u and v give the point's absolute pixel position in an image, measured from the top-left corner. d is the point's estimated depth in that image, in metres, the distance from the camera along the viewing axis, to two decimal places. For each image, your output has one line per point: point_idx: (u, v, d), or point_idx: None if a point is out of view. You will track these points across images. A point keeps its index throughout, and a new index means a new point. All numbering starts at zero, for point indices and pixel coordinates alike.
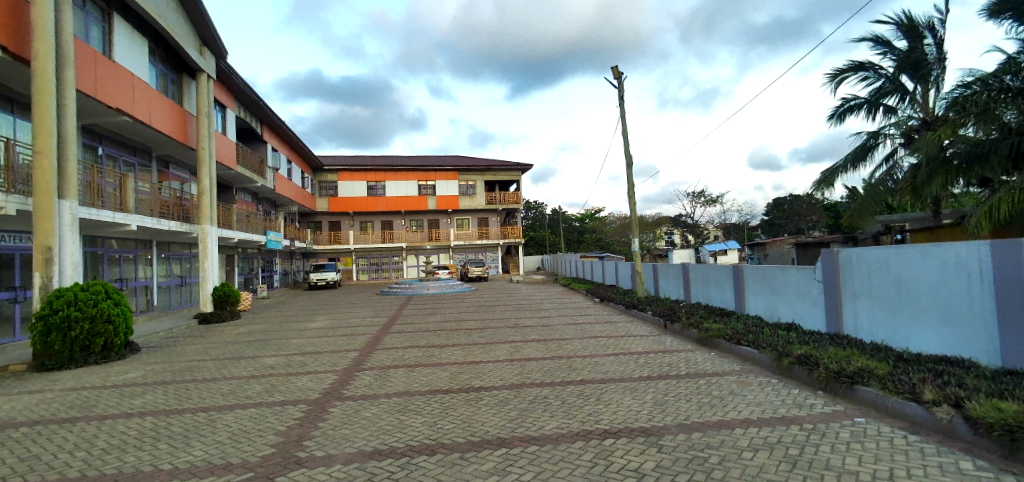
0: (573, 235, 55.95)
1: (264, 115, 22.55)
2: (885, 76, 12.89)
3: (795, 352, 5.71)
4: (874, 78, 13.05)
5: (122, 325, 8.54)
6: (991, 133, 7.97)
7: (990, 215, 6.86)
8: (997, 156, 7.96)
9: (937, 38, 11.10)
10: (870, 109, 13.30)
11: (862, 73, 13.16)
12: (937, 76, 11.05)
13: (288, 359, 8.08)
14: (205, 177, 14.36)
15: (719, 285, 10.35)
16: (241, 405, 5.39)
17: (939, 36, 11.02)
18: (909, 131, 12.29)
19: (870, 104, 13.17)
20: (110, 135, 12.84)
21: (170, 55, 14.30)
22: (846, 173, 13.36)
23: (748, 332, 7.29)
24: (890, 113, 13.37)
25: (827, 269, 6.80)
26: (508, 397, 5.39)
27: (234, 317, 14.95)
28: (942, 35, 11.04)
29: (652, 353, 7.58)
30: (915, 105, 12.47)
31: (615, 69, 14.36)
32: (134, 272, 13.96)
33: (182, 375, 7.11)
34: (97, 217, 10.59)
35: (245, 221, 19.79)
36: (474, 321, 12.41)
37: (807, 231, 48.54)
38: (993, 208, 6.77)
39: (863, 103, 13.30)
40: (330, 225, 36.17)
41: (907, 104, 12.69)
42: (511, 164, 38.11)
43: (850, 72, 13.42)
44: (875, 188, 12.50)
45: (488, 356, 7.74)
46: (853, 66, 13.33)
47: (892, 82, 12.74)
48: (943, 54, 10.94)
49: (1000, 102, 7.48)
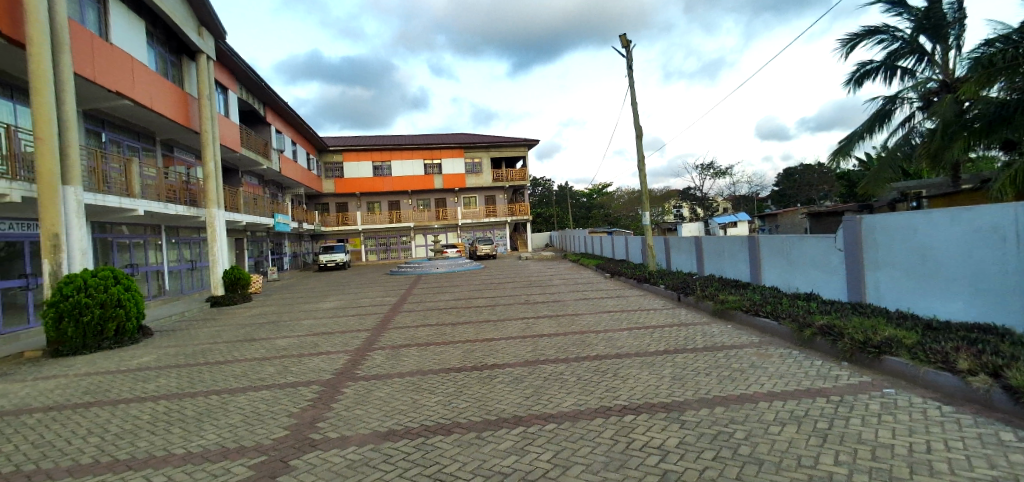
0: (580, 210, 55.56)
1: (266, 97, 22.25)
2: (902, 37, 12.34)
3: (817, 322, 5.54)
4: (890, 40, 12.51)
5: (134, 310, 8.55)
6: (1016, 93, 7.59)
7: (1014, 178, 6.56)
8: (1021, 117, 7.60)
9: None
10: (886, 73, 12.79)
11: (878, 36, 12.62)
12: (957, 36, 10.52)
13: (300, 340, 8.06)
14: (210, 160, 14.24)
15: (733, 257, 10.14)
16: (254, 387, 5.36)
17: None
18: (928, 94, 11.83)
19: (886, 68, 12.66)
20: (112, 119, 12.69)
21: (168, 36, 14.01)
22: (863, 140, 12.95)
23: (765, 303, 7.12)
24: (908, 77, 12.84)
25: (849, 237, 6.55)
26: (523, 375, 5.29)
27: (245, 300, 15.02)
28: None
29: (666, 326, 7.45)
30: (934, 67, 11.95)
31: (624, 37, 13.88)
32: (145, 258, 14.00)
33: (196, 358, 7.11)
34: (103, 203, 10.53)
35: (252, 204, 19.73)
36: (485, 299, 12.35)
37: (819, 201, 47.84)
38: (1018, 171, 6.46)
39: (879, 66, 12.79)
40: (337, 207, 36.13)
41: (925, 66, 12.19)
42: (517, 140, 37.59)
43: (865, 36, 12.88)
44: (891, 153, 12.11)
45: (500, 333, 7.66)
46: (868, 29, 12.77)
47: (909, 44, 12.20)
48: (962, 12, 10.40)
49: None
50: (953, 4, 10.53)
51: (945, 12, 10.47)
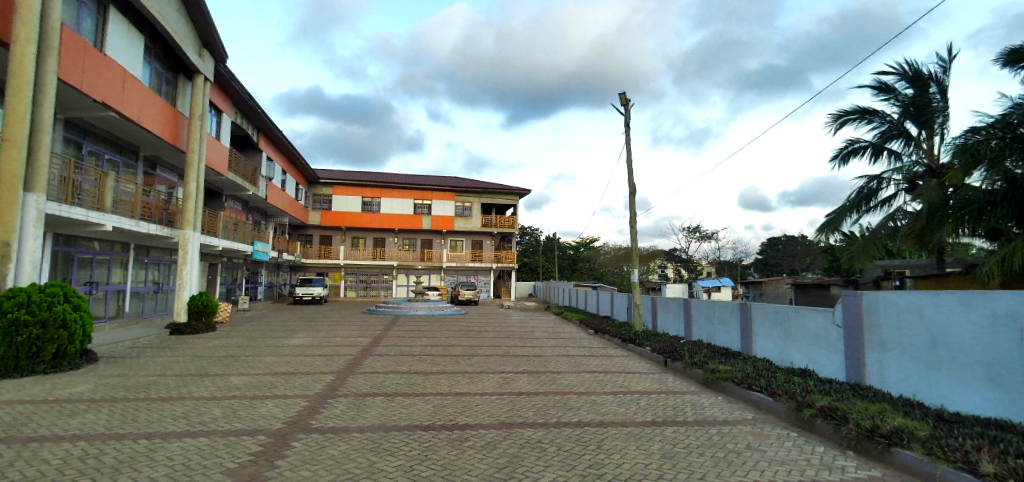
0: (566, 262, 55.45)
1: (261, 123, 22.13)
2: (889, 120, 12.72)
3: (818, 403, 5.16)
4: (879, 123, 12.86)
5: (79, 332, 7.82)
6: (1000, 182, 7.63)
7: (1004, 264, 6.42)
8: (1004, 206, 7.60)
9: (941, 86, 10.93)
10: (874, 153, 13.07)
11: (867, 117, 13.00)
12: (942, 123, 10.82)
13: (257, 379, 7.40)
14: (192, 180, 13.82)
15: (724, 323, 9.79)
16: (193, 433, 4.71)
17: (944, 84, 10.86)
18: (913, 177, 12.02)
19: (874, 149, 12.94)
20: (96, 131, 12.32)
21: (168, 54, 13.92)
22: (850, 216, 13.03)
23: (759, 376, 6.73)
24: (894, 159, 13.15)
25: (849, 312, 6.30)
26: (497, 440, 4.75)
27: (209, 329, 14.09)
28: (947, 83, 10.88)
29: (654, 393, 6.98)
30: (919, 151, 12.25)
31: (623, 96, 14.13)
32: (106, 276, 13.20)
33: (137, 392, 6.39)
34: (68, 215, 9.93)
35: (231, 229, 19.11)
36: (462, 347, 11.77)
37: (801, 272, 48.39)
38: (1008, 258, 6.33)
39: (867, 146, 13.07)
40: (321, 239, 35.49)
41: (911, 149, 12.49)
42: (509, 188, 37.84)
43: (854, 116, 13.27)
44: (876, 231, 12.14)
45: (476, 388, 7.11)
46: (858, 110, 13.18)
47: (897, 128, 12.56)
48: (947, 102, 10.76)
49: (1013, 151, 7.11)
50: (938, 94, 10.92)
51: (932, 100, 10.82)
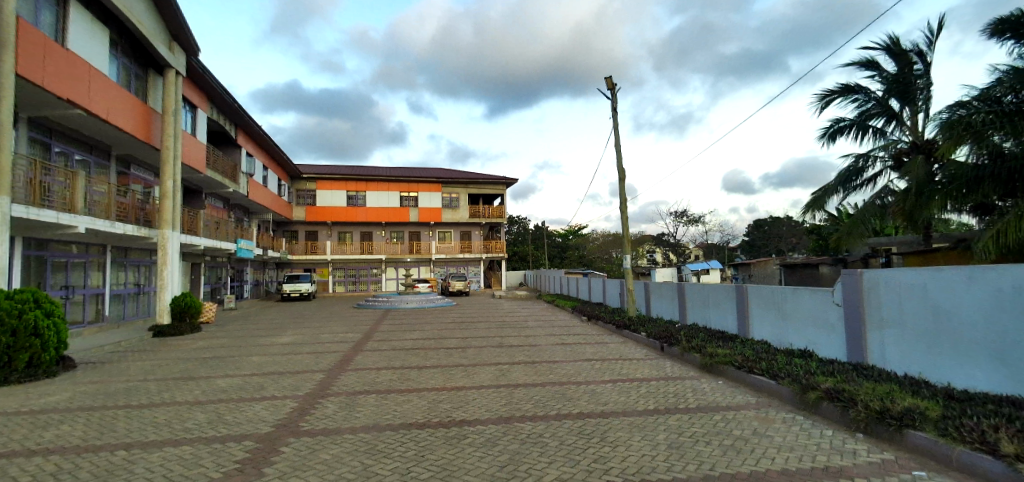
0: (555, 250, 55.36)
1: (239, 117, 21.51)
2: (874, 98, 12.67)
3: (823, 385, 5.07)
4: (863, 100, 12.79)
5: (53, 339, 7.45)
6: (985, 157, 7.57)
7: (997, 239, 6.32)
8: (989, 180, 7.53)
9: (925, 62, 10.83)
10: (859, 132, 13.03)
11: (851, 95, 12.94)
12: (926, 100, 10.73)
13: (244, 381, 7.13)
14: (168, 178, 13.39)
15: (719, 307, 9.69)
16: (175, 442, 4.45)
17: (928, 59, 10.77)
18: (899, 154, 11.90)
19: (857, 127, 12.90)
20: (63, 130, 11.78)
21: (135, 47, 13.32)
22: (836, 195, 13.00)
23: (760, 359, 6.63)
24: (879, 136, 13.13)
25: (849, 291, 6.21)
26: (497, 436, 4.56)
27: (194, 330, 13.68)
28: (930, 58, 10.80)
29: (654, 380, 6.86)
30: (904, 128, 12.24)
31: (610, 79, 13.87)
32: (83, 279, 12.71)
33: (117, 399, 6.09)
34: (36, 217, 9.47)
35: (213, 227, 18.60)
36: (455, 339, 11.57)
37: (788, 253, 48.89)
38: (1000, 233, 6.24)
39: (852, 125, 13.02)
40: (307, 235, 34.91)
41: (895, 126, 12.48)
42: (496, 177, 37.51)
43: (839, 94, 13.20)
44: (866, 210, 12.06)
45: (472, 381, 6.92)
46: (842, 88, 13.11)
47: (880, 106, 12.52)
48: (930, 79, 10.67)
49: (1000, 124, 7.01)
50: (921, 71, 10.83)
51: (915, 76, 10.73)
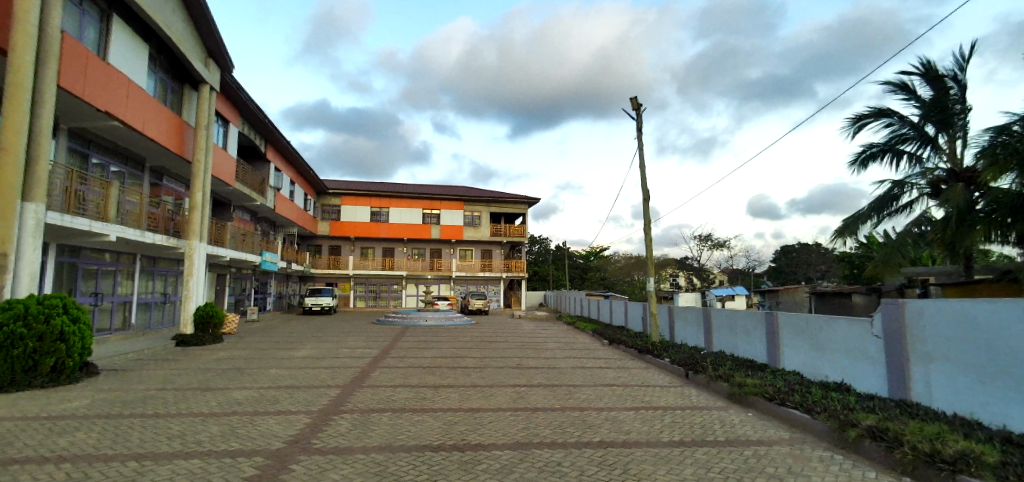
0: (575, 271, 54.85)
1: (269, 133, 22.13)
2: (908, 122, 12.23)
3: (864, 422, 4.73)
4: (897, 124, 12.37)
5: (78, 345, 7.57)
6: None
7: None
8: None
9: (961, 87, 10.37)
10: (892, 157, 12.57)
11: (884, 119, 12.53)
12: (963, 127, 10.25)
13: (260, 393, 7.08)
14: (198, 190, 13.81)
15: (747, 335, 9.30)
16: (185, 455, 4.37)
17: (964, 84, 10.32)
18: (936, 181, 11.12)
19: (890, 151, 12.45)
20: (101, 141, 12.25)
21: (172, 63, 13.87)
22: (869, 222, 12.49)
23: (793, 391, 6.28)
24: (914, 162, 12.63)
25: (889, 322, 5.86)
26: (512, 463, 4.35)
27: (215, 341, 13.84)
28: (967, 83, 10.34)
29: (678, 409, 6.55)
30: (941, 154, 11.76)
31: (635, 99, 13.79)
32: (112, 287, 13.03)
33: (133, 408, 6.09)
34: (70, 225, 9.76)
35: (240, 240, 18.98)
36: (473, 358, 11.39)
37: (817, 280, 47.37)
38: None
39: (885, 150, 12.58)
40: (330, 249, 35.42)
41: (931, 152, 12.00)
42: (518, 196, 37.59)
43: (871, 118, 12.82)
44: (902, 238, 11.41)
45: (488, 403, 6.73)
46: (875, 111, 12.72)
47: (915, 130, 12.07)
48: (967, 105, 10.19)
49: None
50: (958, 96, 10.36)
51: (951, 103, 10.26)
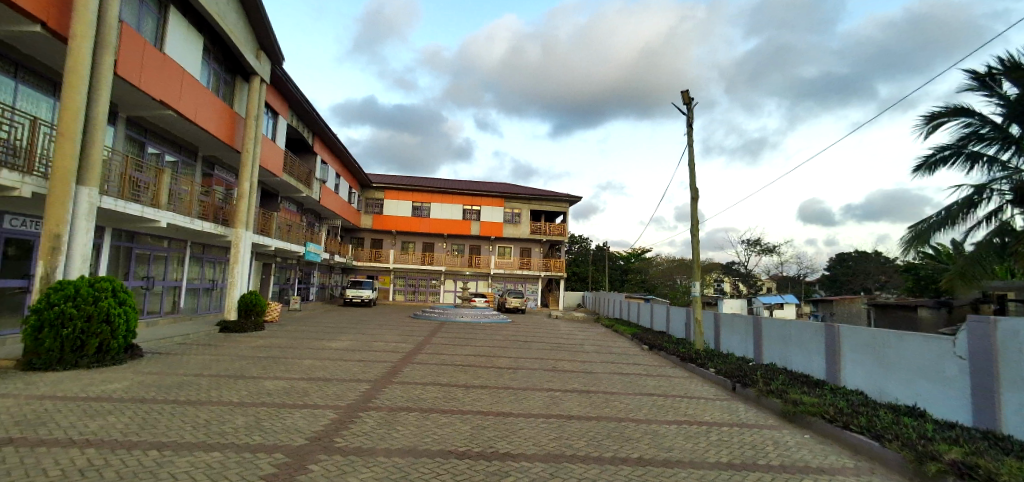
0: (615, 273, 53.72)
1: (316, 127, 22.60)
2: (990, 122, 11.01)
3: (948, 456, 4.09)
4: (976, 125, 11.17)
5: (122, 327, 7.81)
6: None
7: None
8: None
9: None
10: (968, 161, 11.35)
11: (962, 118, 11.37)
12: None
13: (291, 385, 7.05)
14: (245, 180, 14.14)
15: (803, 348, 8.56)
16: (206, 446, 4.29)
17: None
18: (1021, 187, 9.60)
19: (965, 155, 11.24)
20: (156, 131, 12.75)
21: (227, 56, 14.34)
22: (942, 231, 11.28)
23: (858, 413, 5.63)
24: (996, 166, 11.34)
25: (976, 340, 5.12)
26: (540, 477, 4.01)
27: (257, 328, 14.17)
28: None
29: (725, 425, 6.03)
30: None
31: (686, 94, 13.09)
32: (163, 272, 13.56)
33: (168, 393, 6.16)
34: (123, 210, 10.11)
35: (285, 231, 19.47)
36: (507, 358, 11.13)
37: (875, 291, 44.42)
38: None
39: (959, 153, 11.37)
40: (372, 243, 36.09)
41: (1015, 155, 10.74)
42: (559, 195, 37.07)
43: (945, 117, 11.67)
44: (982, 249, 9.95)
45: (520, 407, 6.42)
46: (950, 110, 11.56)
47: (998, 131, 10.83)
48: None
49: None
50: None
51: None
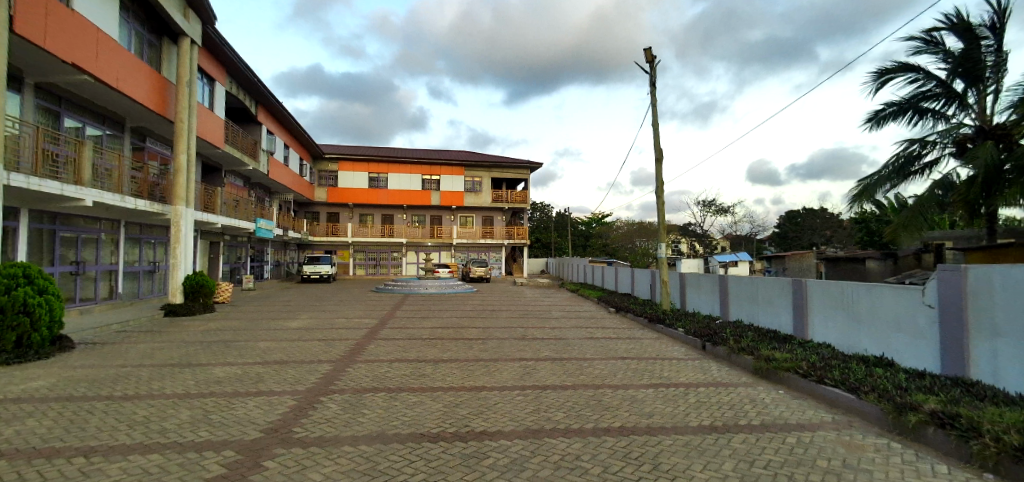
0: (578, 238, 54.13)
1: (259, 93, 21.00)
2: (936, 77, 11.22)
3: (928, 406, 4.11)
4: (923, 81, 11.37)
5: (44, 318, 6.94)
6: None
7: None
8: None
9: (998, 35, 8.92)
10: (914, 116, 11.61)
11: (910, 74, 11.55)
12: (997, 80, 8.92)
13: (244, 371, 6.49)
14: (182, 152, 12.94)
15: (770, 305, 8.68)
16: (144, 448, 3.76)
17: (1001, 31, 8.91)
18: (962, 140, 9.73)
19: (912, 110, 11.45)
20: (73, 99, 11.34)
21: (150, 13, 12.81)
22: (887, 185, 11.54)
23: (830, 367, 5.69)
24: (939, 121, 11.65)
25: (947, 291, 5.16)
26: (522, 457, 3.74)
27: (207, 310, 13.28)
28: (1004, 30, 8.89)
29: (701, 386, 5.98)
30: (968, 111, 10.83)
31: (648, 52, 12.73)
32: (96, 256, 12.36)
33: (99, 389, 5.50)
34: (38, 188, 8.94)
35: (232, 207, 18.22)
36: (475, 329, 10.83)
37: (821, 246, 46.70)
38: None
39: (906, 108, 11.58)
40: (328, 217, 34.66)
41: (957, 110, 11.06)
42: (519, 162, 36.52)
43: (894, 74, 11.82)
44: (923, 199, 10.14)
45: (493, 381, 6.14)
46: (899, 66, 11.69)
47: (942, 86, 11.05)
48: (1004, 56, 8.75)
49: None
50: (994, 47, 8.93)
51: (985, 54, 8.85)
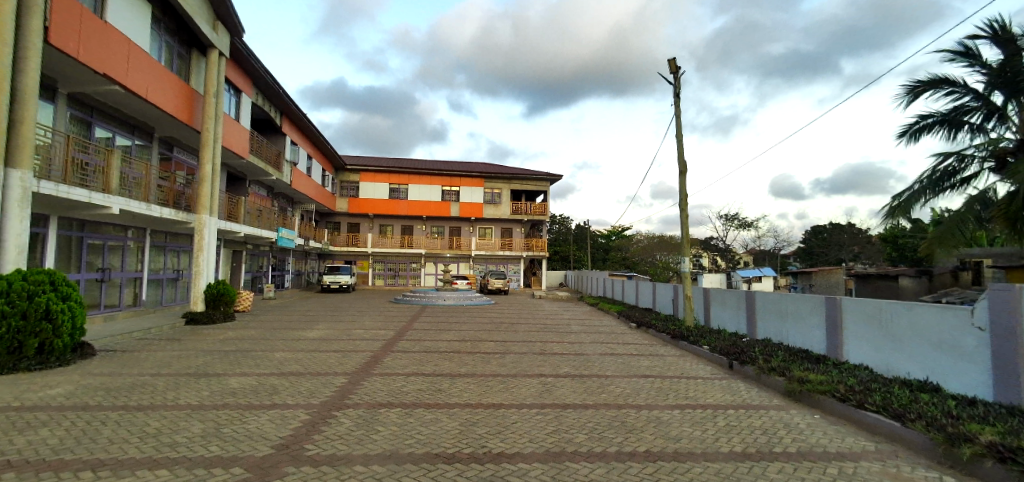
0: (597, 251, 53.61)
1: (284, 105, 21.41)
2: (973, 90, 10.77)
3: (983, 438, 3.77)
4: (959, 94, 10.92)
5: (67, 324, 7.00)
6: None
7: None
8: None
9: None
10: (950, 129, 11.12)
11: (945, 87, 11.11)
12: None
13: (259, 382, 6.42)
14: (207, 161, 13.16)
15: (800, 322, 8.31)
16: (152, 463, 3.67)
17: None
18: (1001, 153, 9.25)
19: (949, 123, 10.97)
20: (105, 110, 11.67)
21: (180, 27, 13.17)
22: (923, 200, 11.02)
23: (870, 390, 5.34)
24: (977, 135, 11.14)
25: (999, 311, 4.79)
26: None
27: (227, 319, 13.38)
28: None
29: (730, 408, 5.67)
30: (1008, 124, 10.33)
31: (671, 62, 12.53)
32: (121, 263, 12.59)
33: (115, 397, 5.48)
34: (67, 196, 9.14)
35: (255, 216, 18.48)
36: (492, 343, 10.64)
37: (850, 262, 45.25)
38: None
39: (942, 122, 11.11)
40: (349, 227, 35.03)
41: (996, 124, 10.56)
42: (539, 174, 36.45)
43: (928, 87, 11.39)
44: (960, 213, 9.63)
45: (511, 398, 5.93)
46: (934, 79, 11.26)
47: (980, 99, 10.59)
48: None
49: None
50: None
51: None
